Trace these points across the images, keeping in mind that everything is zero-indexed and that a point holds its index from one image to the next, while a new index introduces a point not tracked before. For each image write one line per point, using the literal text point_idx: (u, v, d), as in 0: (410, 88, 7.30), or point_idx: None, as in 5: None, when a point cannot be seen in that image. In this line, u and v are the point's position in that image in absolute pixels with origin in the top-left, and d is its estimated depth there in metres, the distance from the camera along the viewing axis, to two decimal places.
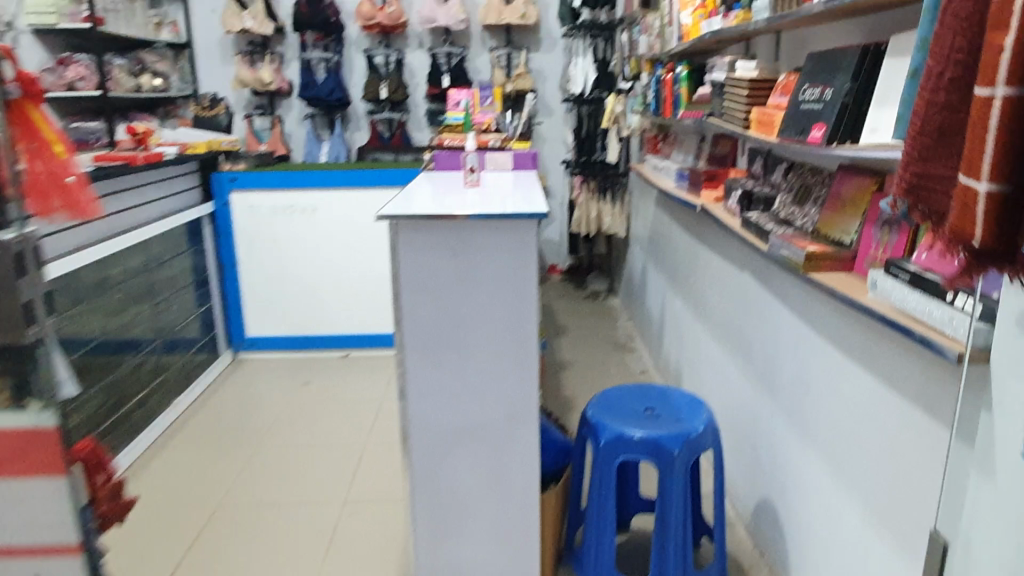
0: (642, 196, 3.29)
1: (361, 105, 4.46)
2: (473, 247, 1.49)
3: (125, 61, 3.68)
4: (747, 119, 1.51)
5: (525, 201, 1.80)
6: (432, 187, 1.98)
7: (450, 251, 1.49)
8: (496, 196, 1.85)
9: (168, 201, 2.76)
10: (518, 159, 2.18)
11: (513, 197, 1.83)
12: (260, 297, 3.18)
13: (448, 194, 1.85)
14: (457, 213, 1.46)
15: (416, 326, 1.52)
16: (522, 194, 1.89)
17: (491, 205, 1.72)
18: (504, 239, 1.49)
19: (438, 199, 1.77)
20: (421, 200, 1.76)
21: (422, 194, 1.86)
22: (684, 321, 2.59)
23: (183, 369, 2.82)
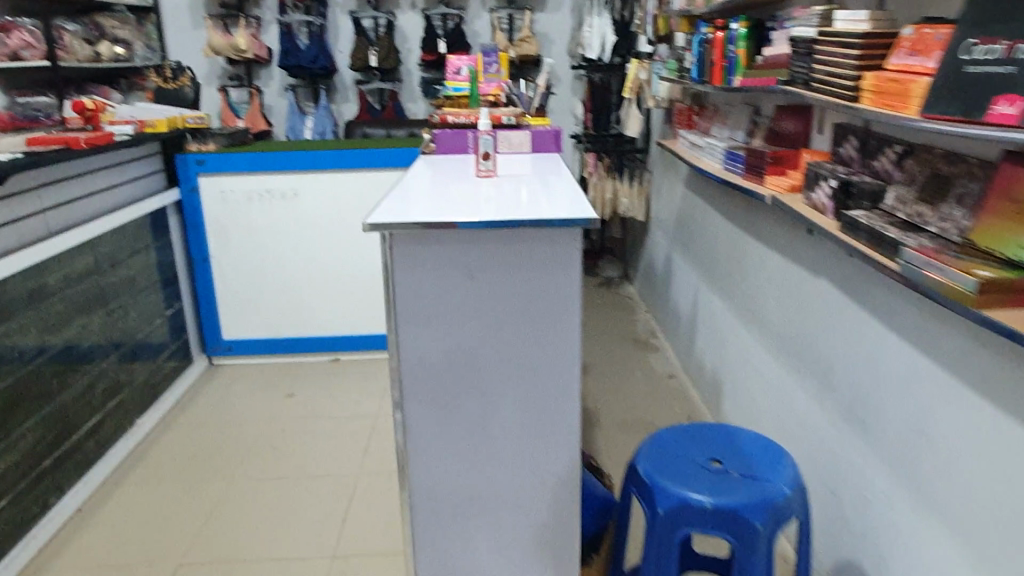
0: (667, 175, 2.91)
1: (348, 74, 4.04)
2: (494, 263, 1.12)
3: (80, 27, 3.26)
4: (856, 87, 1.14)
5: (553, 192, 1.42)
6: (433, 176, 1.61)
7: (463, 270, 1.12)
8: (515, 186, 1.47)
9: (122, 189, 2.38)
10: (537, 138, 1.80)
11: (538, 188, 1.45)
12: (237, 295, 2.81)
13: (455, 185, 1.47)
14: (473, 219, 1.08)
15: (419, 367, 1.17)
16: (546, 183, 1.52)
17: (511, 199, 1.35)
18: (535, 254, 1.12)
19: (442, 192, 1.40)
20: (422, 195, 1.38)
21: (422, 185, 1.48)
22: (725, 324, 2.24)
23: (148, 383, 2.46)
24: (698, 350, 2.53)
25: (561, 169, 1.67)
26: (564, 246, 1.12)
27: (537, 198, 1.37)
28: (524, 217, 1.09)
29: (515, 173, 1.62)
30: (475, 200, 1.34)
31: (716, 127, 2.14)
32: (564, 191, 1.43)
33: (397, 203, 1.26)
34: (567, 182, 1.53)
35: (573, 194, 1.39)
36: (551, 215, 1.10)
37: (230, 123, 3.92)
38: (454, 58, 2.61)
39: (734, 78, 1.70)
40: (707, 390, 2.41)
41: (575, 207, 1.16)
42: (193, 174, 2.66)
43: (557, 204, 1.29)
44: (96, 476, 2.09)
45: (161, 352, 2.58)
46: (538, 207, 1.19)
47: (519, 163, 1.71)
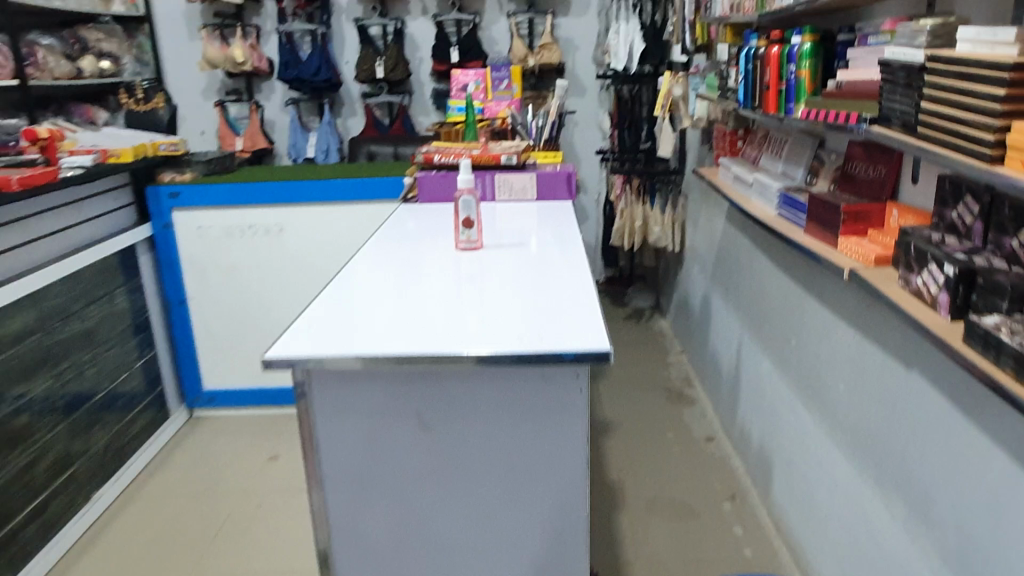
0: (706, 204, 2.53)
1: (355, 87, 3.72)
2: (449, 412, 0.91)
3: (59, 41, 2.99)
4: (997, 144, 0.78)
5: (556, 268, 1.05)
6: (406, 240, 1.26)
7: (412, 416, 0.91)
8: (508, 258, 1.10)
9: (79, 229, 2.07)
10: (545, 182, 1.44)
11: (537, 260, 1.09)
12: (219, 342, 2.51)
13: (427, 260, 1.11)
14: (420, 355, 0.76)
15: (350, 522, 0.96)
16: (550, 250, 1.15)
17: (497, 286, 0.98)
18: (519, 398, 0.90)
19: (405, 273, 1.05)
20: (380, 277, 1.04)
21: (384, 260, 1.13)
22: (777, 393, 1.86)
23: (115, 448, 2.16)
24: (744, 414, 2.15)
25: (570, 223, 1.32)
26: (560, 389, 0.89)
27: (532, 279, 1.00)
28: (493, 350, 0.75)
29: (513, 232, 1.27)
30: (450, 284, 1.00)
31: (766, 159, 1.76)
32: (571, 265, 1.06)
33: (335, 300, 0.94)
34: (578, 247, 1.17)
35: (583, 271, 1.03)
36: (535, 345, 0.76)
37: (227, 142, 3.64)
38: (459, 74, 2.25)
39: (795, 108, 1.33)
40: (755, 465, 2.03)
41: (574, 322, 0.82)
42: (167, 208, 2.37)
43: (557, 297, 0.92)
44: (34, 570, 1.78)
45: (132, 410, 2.27)
46: (525, 319, 0.84)
47: (522, 217, 1.36)
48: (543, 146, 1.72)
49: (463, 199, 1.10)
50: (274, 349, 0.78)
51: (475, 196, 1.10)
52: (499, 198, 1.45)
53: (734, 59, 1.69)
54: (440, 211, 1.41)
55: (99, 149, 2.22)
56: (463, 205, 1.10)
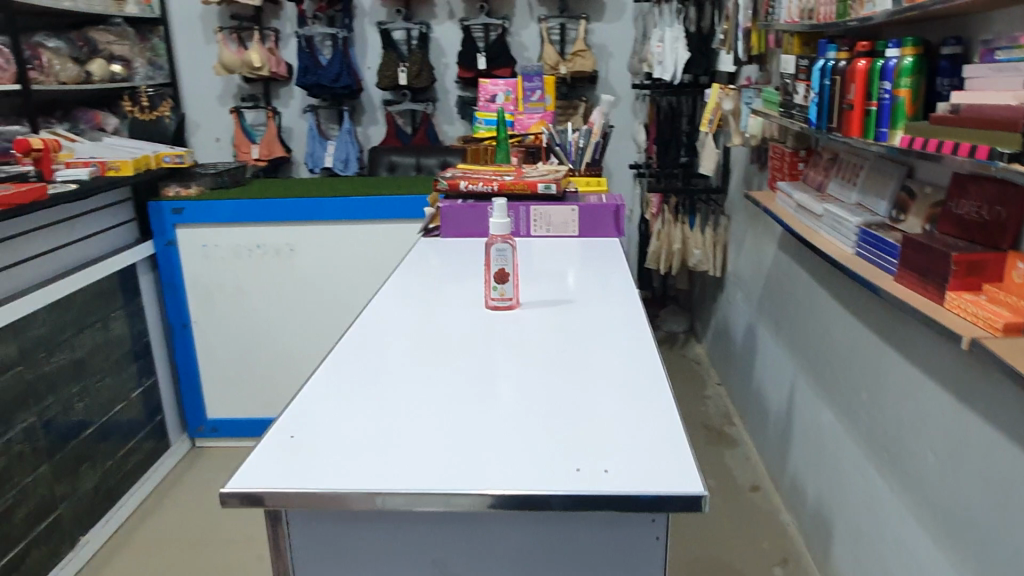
0: (752, 228, 2.31)
1: (377, 94, 3.55)
2: (470, 557, 0.72)
3: (67, 44, 2.85)
4: None
5: (614, 338, 0.86)
6: (424, 288, 1.06)
7: (424, 559, 0.72)
8: (550, 320, 0.92)
9: (70, 250, 1.91)
10: (588, 215, 1.24)
11: (587, 326, 0.90)
12: (224, 368, 2.34)
13: (450, 321, 0.93)
14: (441, 489, 0.58)
15: None
16: (602, 307, 0.96)
17: (541, 368, 0.79)
18: (571, 539, 0.70)
19: (424, 341, 0.87)
20: (392, 344, 0.86)
21: (398, 320, 0.94)
22: (840, 452, 1.63)
23: (107, 485, 1.99)
24: (796, 467, 1.92)
25: (618, 266, 1.13)
26: (630, 536, 0.70)
27: (584, 356, 0.82)
28: (541, 488, 0.58)
29: (550, 279, 1.08)
30: (479, 361, 0.81)
31: (836, 186, 1.55)
32: (631, 335, 0.87)
33: (334, 385, 0.76)
34: (635, 304, 0.97)
35: (647, 345, 0.84)
36: (598, 482, 0.59)
37: (242, 150, 3.50)
38: (486, 82, 2.08)
39: (891, 133, 1.14)
40: (811, 527, 1.81)
41: (647, 441, 0.64)
42: (169, 225, 2.20)
43: (618, 391, 0.73)
44: None
45: (126, 444, 2.10)
46: (581, 431, 0.66)
47: (561, 258, 1.16)
48: (582, 169, 1.52)
49: (496, 247, 0.90)
50: (243, 473, 0.61)
51: (510, 243, 0.91)
52: (534, 233, 1.25)
53: (804, 72, 1.49)
54: (465, 248, 1.23)
55: (98, 161, 2.07)
56: (496, 252, 0.90)
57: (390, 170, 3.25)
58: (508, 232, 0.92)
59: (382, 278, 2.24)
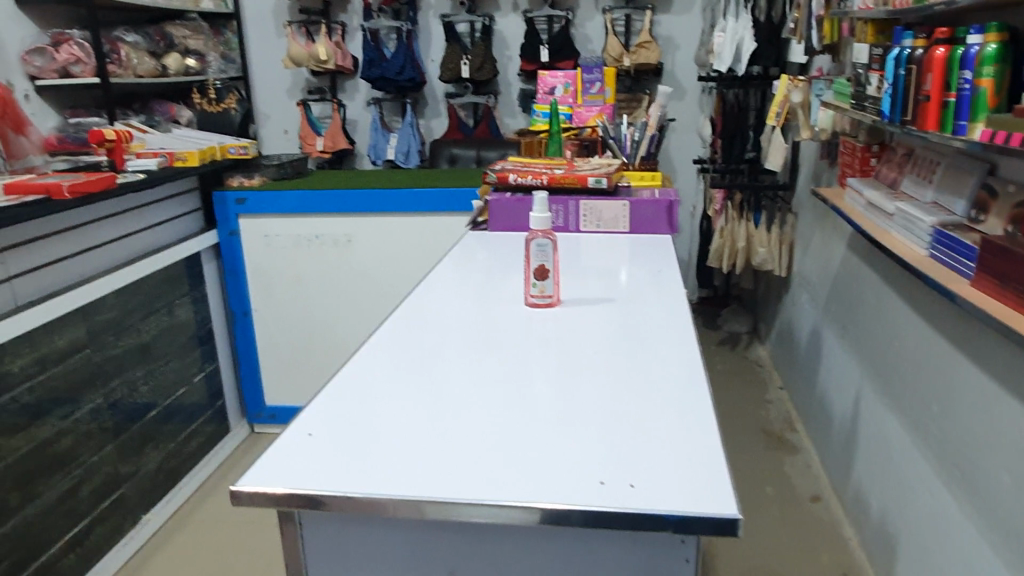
0: (820, 227, 2.21)
1: (440, 87, 3.56)
2: (488, 568, 0.69)
3: (145, 39, 2.96)
4: None
5: (657, 340, 0.83)
6: (465, 283, 1.05)
7: (443, 566, 0.70)
8: (591, 320, 0.89)
9: (139, 238, 1.97)
10: (638, 212, 1.20)
11: (630, 327, 0.87)
12: (283, 356, 2.38)
13: (486, 318, 0.91)
14: (459, 498, 0.56)
15: None
16: (647, 306, 0.93)
17: (575, 371, 0.76)
18: (598, 554, 0.67)
19: (458, 338, 0.85)
20: (425, 341, 0.85)
21: (434, 315, 0.93)
22: (907, 465, 1.54)
23: (169, 466, 2.06)
24: (859, 479, 1.83)
25: (670, 264, 1.08)
26: (658, 557, 0.66)
27: (622, 359, 0.79)
28: (561, 501, 0.55)
29: (596, 276, 1.05)
30: (512, 360, 0.79)
31: (909, 185, 1.46)
32: (675, 337, 0.83)
33: (362, 383, 0.75)
34: (682, 304, 0.93)
35: (690, 350, 0.80)
36: (624, 498, 0.56)
37: (309, 142, 3.54)
38: (546, 73, 2.10)
39: (970, 126, 1.06)
40: (874, 543, 1.71)
41: (680, 455, 0.61)
42: (233, 215, 2.25)
43: (653, 399, 0.70)
44: None
45: (188, 426, 2.17)
46: (611, 441, 0.63)
47: (610, 255, 1.12)
48: (636, 164, 1.48)
49: (533, 244, 0.88)
50: (260, 472, 0.61)
51: (550, 237, 0.88)
52: (583, 228, 1.22)
53: (878, 61, 1.40)
54: (512, 243, 1.21)
55: (166, 152, 2.13)
56: (535, 249, 0.88)
57: (451, 163, 3.26)
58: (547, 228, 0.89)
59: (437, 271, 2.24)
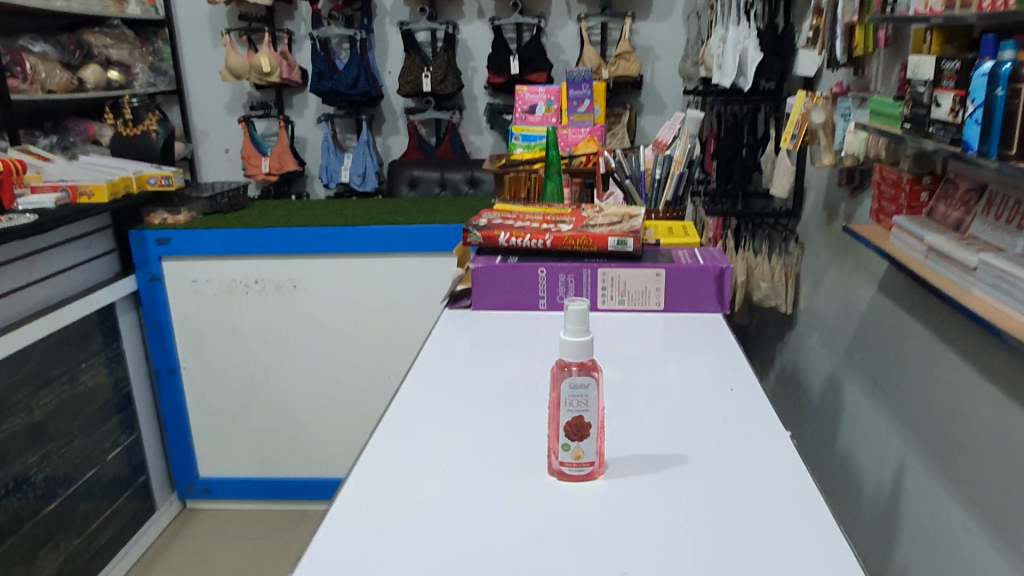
0: (838, 264, 1.92)
1: (398, 101, 3.23)
2: None
3: (58, 47, 2.57)
4: None
5: (757, 534, 0.59)
6: (448, 424, 0.78)
7: None
8: (642, 494, 0.64)
9: (34, 290, 1.59)
10: (675, 285, 0.98)
11: (699, 508, 0.62)
12: (218, 422, 2.02)
13: (484, 496, 0.65)
14: None
15: None
16: (721, 462, 0.68)
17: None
18: None
19: (453, 517, 0.63)
20: (408, 503, 0.65)
21: (407, 493, 0.67)
22: (982, 568, 1.25)
23: (78, 567, 1.68)
24: (904, 566, 1.53)
25: (717, 370, 0.84)
26: None
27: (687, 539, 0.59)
28: None
29: (635, 409, 0.77)
30: (532, 539, 0.60)
31: (980, 226, 1.21)
32: (778, 528, 0.60)
33: None
34: (744, 444, 0.71)
35: (772, 512, 0.61)
36: None
37: (252, 163, 3.18)
38: (525, 90, 1.74)
39: None
40: None
41: None
42: (154, 257, 1.88)
43: None
44: None
45: (101, 513, 1.78)
46: None
47: (644, 365, 0.86)
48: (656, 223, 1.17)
49: (567, 385, 0.62)
50: None
51: (595, 377, 0.63)
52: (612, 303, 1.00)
53: (951, 77, 1.13)
54: (518, 326, 0.99)
55: (69, 183, 1.75)
56: (568, 391, 0.62)
57: (411, 186, 2.93)
58: (591, 357, 0.63)
59: (398, 321, 1.91)
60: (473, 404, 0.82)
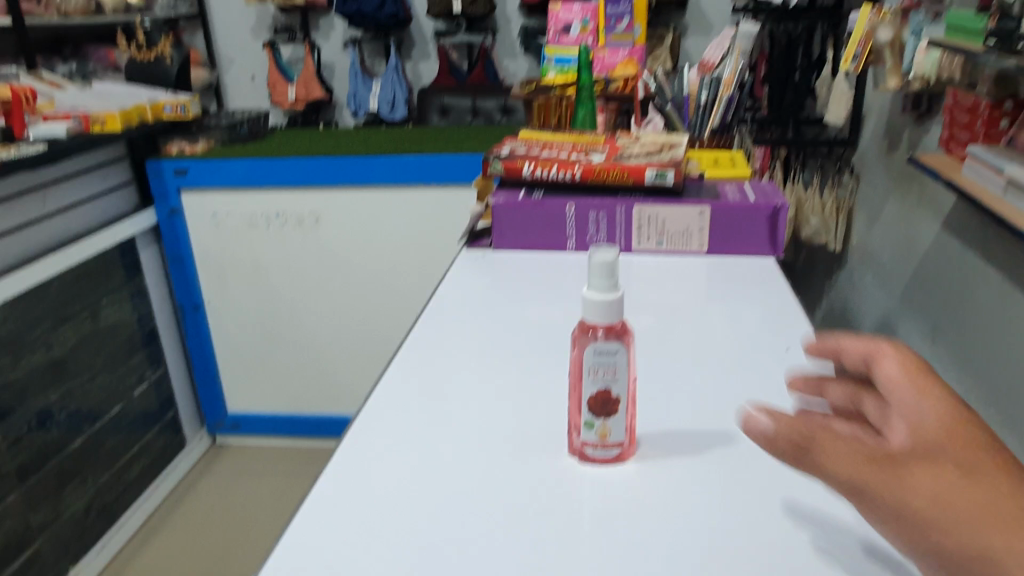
0: (898, 197, 1.76)
1: (428, 24, 3.05)
2: None
3: None
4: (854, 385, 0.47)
5: (809, 530, 0.51)
6: (460, 384, 0.70)
7: None
8: (682, 479, 0.56)
9: (47, 225, 1.53)
10: (721, 224, 0.89)
11: (754, 501, 0.54)
12: (244, 358, 1.99)
13: (500, 475, 0.58)
14: None
15: None
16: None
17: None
18: None
19: (460, 497, 0.56)
20: (409, 479, 0.58)
21: (415, 466, 0.60)
22: None
23: (107, 502, 1.69)
24: None
25: (763, 323, 0.75)
26: None
27: (726, 531, 0.51)
28: None
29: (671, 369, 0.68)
30: (547, 527, 0.52)
31: None
32: (838, 523, 0.51)
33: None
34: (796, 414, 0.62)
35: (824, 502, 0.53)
36: None
37: (278, 90, 3.07)
38: (559, 8, 1.60)
39: None
40: None
41: None
42: (172, 189, 1.82)
43: None
44: None
45: (129, 449, 1.78)
46: None
47: (683, 320, 0.76)
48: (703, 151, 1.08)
49: (590, 352, 0.54)
50: None
51: (624, 342, 0.54)
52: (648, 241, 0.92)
53: None
54: (543, 271, 0.91)
55: (83, 111, 1.67)
56: (592, 357, 0.54)
57: None
58: (620, 319, 0.54)
59: (424, 257, 1.83)
60: (491, 363, 0.74)
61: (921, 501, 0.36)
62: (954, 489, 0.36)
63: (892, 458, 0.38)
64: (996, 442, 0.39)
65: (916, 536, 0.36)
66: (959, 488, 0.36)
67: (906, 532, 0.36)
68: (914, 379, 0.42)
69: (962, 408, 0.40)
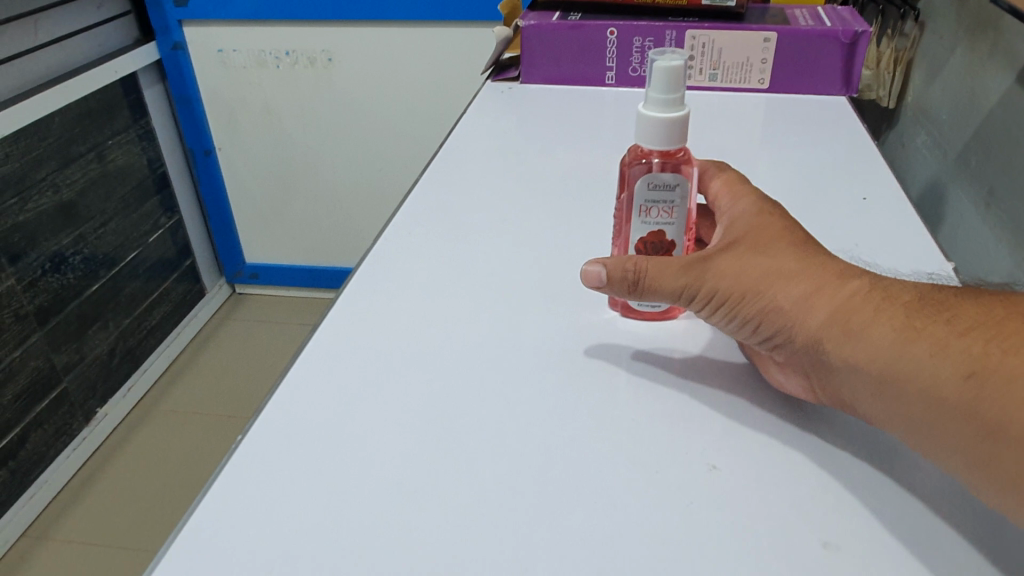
0: (967, 46, 1.50)
1: None
2: None
3: None
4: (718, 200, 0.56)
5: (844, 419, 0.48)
6: (479, 237, 0.65)
7: None
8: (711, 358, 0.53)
9: (39, 57, 1.41)
10: (785, 53, 0.87)
11: None
12: (259, 209, 1.94)
13: (533, 341, 0.54)
14: None
15: None
16: None
17: (712, 513, 0.41)
18: None
19: (478, 361, 0.52)
20: (428, 332, 0.55)
21: (432, 319, 0.56)
22: None
23: (129, 346, 1.69)
24: None
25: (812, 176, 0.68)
26: None
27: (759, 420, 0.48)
28: None
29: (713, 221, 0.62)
30: (571, 398, 0.49)
31: None
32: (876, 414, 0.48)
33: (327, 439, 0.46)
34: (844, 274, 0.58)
35: None
36: None
37: None
38: None
39: None
40: None
41: None
42: (174, 21, 1.68)
43: (836, 518, 0.41)
44: (23, 514, 1.37)
45: (148, 296, 1.77)
46: None
47: None
48: None
49: (645, 185, 0.51)
50: None
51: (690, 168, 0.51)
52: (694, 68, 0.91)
53: None
54: (581, 100, 0.91)
55: None
56: (645, 192, 0.51)
57: None
58: (679, 145, 0.49)
59: (444, 102, 1.72)
60: (516, 221, 0.68)
61: (728, 290, 0.47)
62: (759, 263, 0.47)
63: (716, 253, 0.49)
64: (792, 223, 0.51)
65: (736, 311, 0.47)
66: (760, 264, 0.47)
67: (733, 308, 0.48)
68: (735, 190, 0.55)
69: (769, 204, 0.53)
